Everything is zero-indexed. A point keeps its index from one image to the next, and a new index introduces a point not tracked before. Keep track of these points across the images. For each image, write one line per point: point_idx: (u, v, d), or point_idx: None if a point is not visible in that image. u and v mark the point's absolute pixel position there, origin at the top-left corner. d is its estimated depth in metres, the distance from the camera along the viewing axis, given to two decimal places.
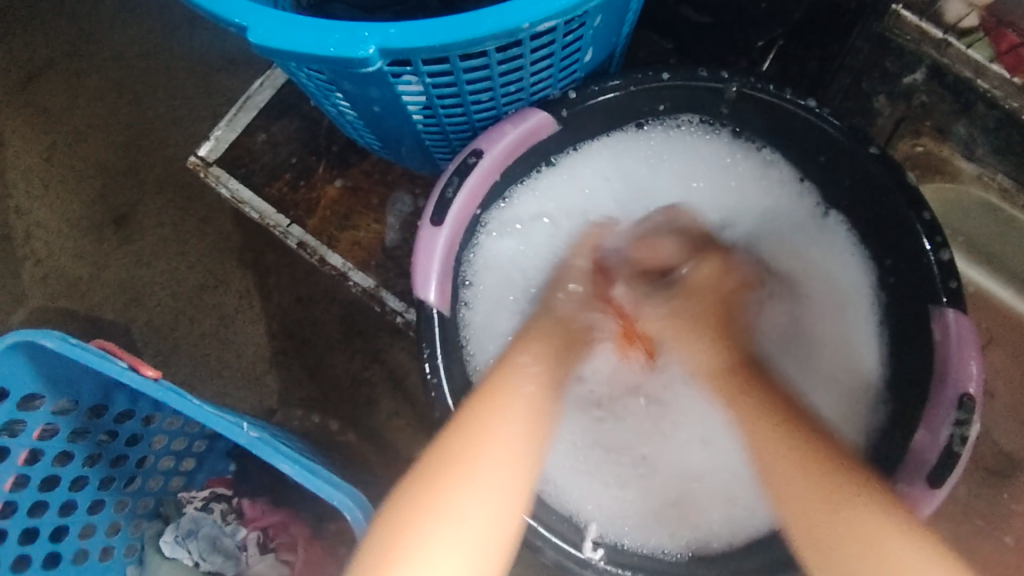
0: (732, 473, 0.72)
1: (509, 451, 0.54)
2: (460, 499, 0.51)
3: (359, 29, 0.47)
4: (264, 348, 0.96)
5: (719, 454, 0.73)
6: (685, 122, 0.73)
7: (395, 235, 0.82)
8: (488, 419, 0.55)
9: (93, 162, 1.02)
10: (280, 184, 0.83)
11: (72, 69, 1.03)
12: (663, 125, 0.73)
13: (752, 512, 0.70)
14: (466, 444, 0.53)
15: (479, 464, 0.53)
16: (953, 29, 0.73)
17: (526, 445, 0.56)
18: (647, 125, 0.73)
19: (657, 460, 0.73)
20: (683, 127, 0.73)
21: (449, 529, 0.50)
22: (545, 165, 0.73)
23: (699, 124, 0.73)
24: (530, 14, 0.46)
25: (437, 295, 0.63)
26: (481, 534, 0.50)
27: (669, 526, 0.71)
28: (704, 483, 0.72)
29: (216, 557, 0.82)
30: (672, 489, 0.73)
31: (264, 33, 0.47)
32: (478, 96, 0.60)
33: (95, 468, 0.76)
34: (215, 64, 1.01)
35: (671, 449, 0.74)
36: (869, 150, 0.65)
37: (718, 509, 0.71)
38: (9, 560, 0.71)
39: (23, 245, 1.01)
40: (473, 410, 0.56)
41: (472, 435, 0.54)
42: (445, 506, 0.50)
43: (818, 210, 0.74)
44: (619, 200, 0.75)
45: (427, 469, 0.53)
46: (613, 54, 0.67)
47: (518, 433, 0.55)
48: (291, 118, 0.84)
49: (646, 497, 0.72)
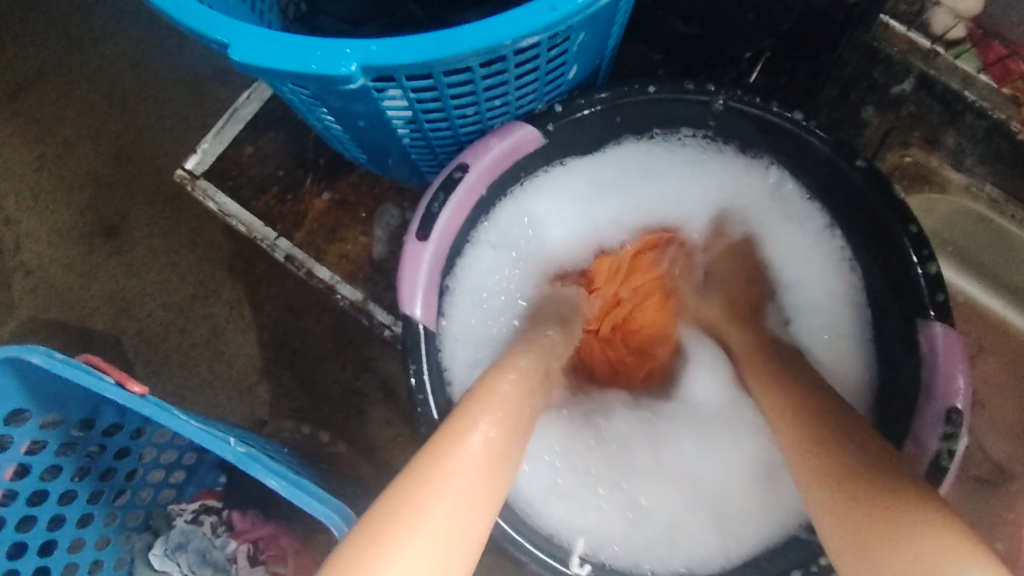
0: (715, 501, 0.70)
1: (465, 512, 0.47)
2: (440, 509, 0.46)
3: (341, 45, 0.47)
4: (255, 360, 0.95)
5: (704, 486, 0.71)
6: (687, 137, 0.71)
7: (383, 247, 0.81)
8: (441, 477, 0.48)
9: (83, 172, 1.01)
10: (267, 198, 0.83)
11: (62, 80, 1.03)
12: (666, 136, 0.71)
13: (748, 536, 0.68)
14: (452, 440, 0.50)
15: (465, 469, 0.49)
16: (940, 40, 0.74)
17: (483, 505, 0.48)
18: (651, 135, 0.71)
19: (642, 500, 0.70)
20: (687, 142, 0.71)
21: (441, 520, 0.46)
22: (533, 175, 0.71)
23: (702, 140, 0.71)
24: (513, 30, 0.46)
25: (423, 310, 0.62)
26: (471, 512, 0.47)
27: (661, 548, 0.69)
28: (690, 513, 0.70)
29: (205, 570, 0.82)
30: (661, 524, 0.70)
31: (246, 50, 0.46)
32: (463, 110, 0.59)
33: (84, 482, 0.76)
34: (204, 74, 1.00)
35: (658, 489, 0.71)
36: (856, 163, 0.64)
37: (713, 541, 0.68)
38: None
39: (13, 256, 1.01)
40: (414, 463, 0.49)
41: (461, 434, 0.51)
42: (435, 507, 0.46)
43: (818, 233, 0.71)
44: (600, 211, 0.74)
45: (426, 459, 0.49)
46: (600, 68, 0.67)
47: (473, 488, 0.48)
48: (278, 131, 0.84)
49: (638, 527, 0.69)
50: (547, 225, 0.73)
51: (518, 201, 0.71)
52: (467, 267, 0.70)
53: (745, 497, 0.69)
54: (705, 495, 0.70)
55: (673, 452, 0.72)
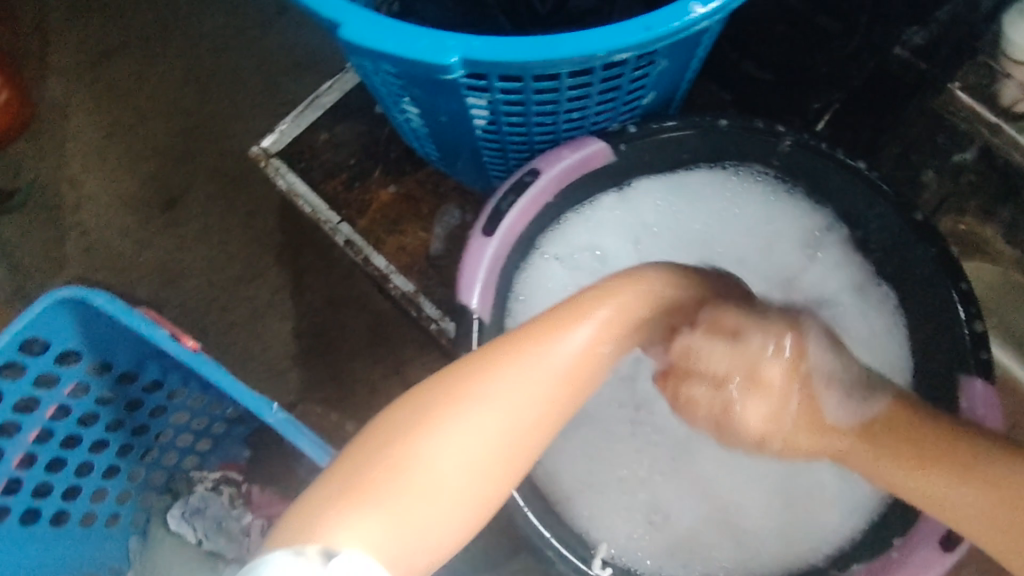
0: (739, 521, 0.70)
1: (491, 447, 0.45)
2: (458, 431, 0.44)
3: (445, 38, 0.49)
4: (289, 346, 0.98)
5: (731, 505, 0.71)
6: (759, 175, 0.72)
7: (441, 244, 0.83)
8: (471, 399, 0.45)
9: (151, 144, 1.06)
10: (335, 183, 0.86)
11: (143, 56, 1.09)
12: (738, 170, 0.72)
13: (772, 554, 0.69)
14: (499, 363, 0.46)
15: (503, 396, 0.45)
16: (1007, 112, 0.76)
17: (553, 413, 0.47)
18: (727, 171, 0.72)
19: (667, 514, 0.71)
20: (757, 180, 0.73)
21: (461, 443, 0.44)
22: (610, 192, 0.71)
23: (774, 179, 0.72)
24: (607, 44, 0.49)
25: (479, 301, 0.64)
26: (495, 449, 0.45)
27: (682, 558, 0.70)
28: (713, 530, 0.70)
29: (219, 538, 0.82)
30: (683, 540, 0.70)
31: (356, 30, 0.49)
32: (542, 118, 0.62)
33: (116, 434, 0.79)
34: (280, 65, 1.05)
35: (685, 506, 0.71)
36: (912, 216, 0.66)
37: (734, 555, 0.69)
38: (20, 511, 0.74)
39: (72, 214, 1.04)
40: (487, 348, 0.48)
41: (510, 360, 0.46)
42: (458, 425, 0.44)
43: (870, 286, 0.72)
44: (673, 243, 0.73)
45: (455, 373, 0.46)
46: (673, 97, 0.69)
47: (551, 405, 0.47)
48: (355, 121, 0.87)
49: (659, 538, 0.70)
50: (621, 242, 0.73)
51: (592, 217, 0.72)
52: (537, 276, 0.70)
53: (772, 517, 0.70)
54: (728, 507, 0.71)
55: (701, 477, 0.71)
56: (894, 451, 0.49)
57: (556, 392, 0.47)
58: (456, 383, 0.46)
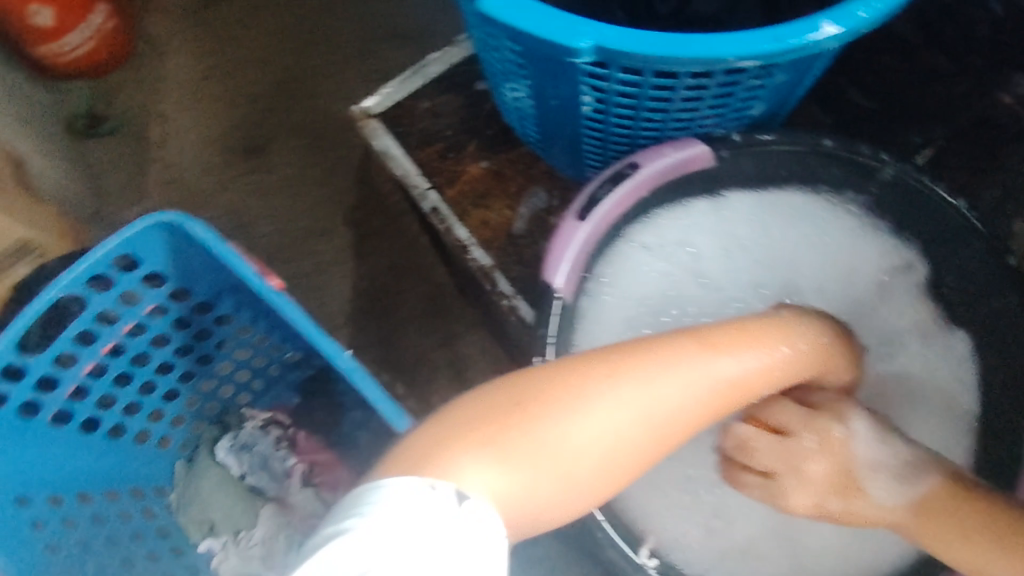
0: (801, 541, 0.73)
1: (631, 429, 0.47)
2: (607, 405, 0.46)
3: (580, 23, 0.51)
4: (347, 303, 1.01)
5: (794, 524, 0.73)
6: (850, 202, 0.73)
7: (524, 224, 0.85)
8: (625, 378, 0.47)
9: (245, 92, 1.09)
10: (430, 151, 0.88)
11: (249, 8, 1.13)
12: (832, 196, 0.73)
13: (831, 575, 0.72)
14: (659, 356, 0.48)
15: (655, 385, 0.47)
16: None
17: (687, 422, 0.49)
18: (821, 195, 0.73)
19: (730, 520, 0.73)
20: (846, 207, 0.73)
21: (606, 415, 0.46)
22: (709, 195, 0.72)
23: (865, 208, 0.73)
24: (737, 50, 0.50)
25: (563, 282, 0.65)
26: (631, 431, 0.47)
27: (736, 566, 0.72)
28: (772, 542, 0.73)
29: (263, 475, 0.85)
30: (741, 547, 0.73)
31: (496, 4, 0.51)
32: (652, 114, 0.63)
33: (182, 360, 0.82)
34: (382, 34, 1.09)
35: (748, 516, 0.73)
36: (1005, 259, 0.68)
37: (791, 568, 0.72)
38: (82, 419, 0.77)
39: (157, 147, 1.08)
40: (651, 340, 0.50)
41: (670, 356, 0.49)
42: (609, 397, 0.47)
43: (940, 329, 0.73)
44: (752, 255, 0.75)
45: (616, 354, 0.49)
46: (780, 109, 0.69)
47: (692, 411, 0.49)
48: (456, 95, 0.90)
49: (718, 543, 0.73)
50: (705, 244, 0.75)
51: (687, 215, 0.73)
52: (624, 262, 0.71)
53: (835, 542, 0.72)
54: (792, 523, 0.73)
55: None
56: (941, 519, 0.58)
57: (699, 401, 0.49)
58: (615, 360, 0.48)
